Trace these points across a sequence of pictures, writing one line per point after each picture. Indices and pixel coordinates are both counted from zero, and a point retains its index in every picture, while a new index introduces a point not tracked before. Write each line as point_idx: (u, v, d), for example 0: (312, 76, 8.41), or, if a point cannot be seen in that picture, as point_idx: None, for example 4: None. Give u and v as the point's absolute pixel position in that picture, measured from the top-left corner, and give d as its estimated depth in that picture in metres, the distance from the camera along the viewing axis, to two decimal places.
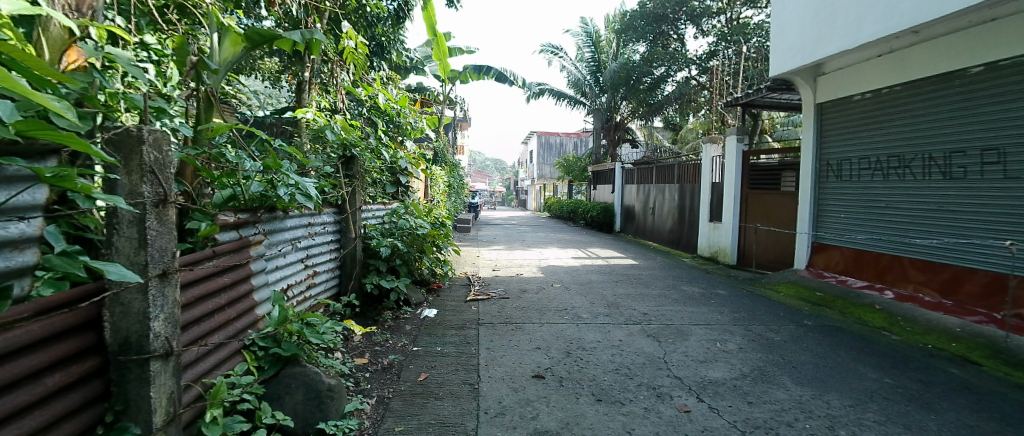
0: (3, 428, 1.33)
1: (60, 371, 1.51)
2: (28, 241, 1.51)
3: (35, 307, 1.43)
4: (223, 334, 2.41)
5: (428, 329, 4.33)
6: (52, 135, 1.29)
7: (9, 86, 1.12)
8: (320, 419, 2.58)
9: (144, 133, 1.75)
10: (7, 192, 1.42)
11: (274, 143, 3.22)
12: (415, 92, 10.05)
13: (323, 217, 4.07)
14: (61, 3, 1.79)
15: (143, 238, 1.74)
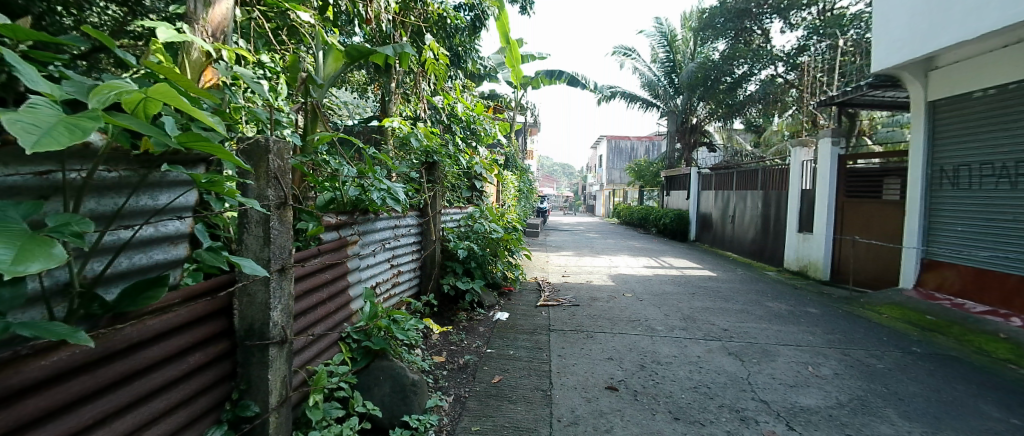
0: (157, 398, 1.54)
1: (201, 351, 1.74)
2: (181, 237, 1.76)
3: (183, 295, 1.65)
4: (325, 326, 2.62)
5: (501, 332, 4.38)
6: (205, 146, 1.47)
7: (176, 104, 1.30)
8: (404, 413, 2.71)
9: (270, 143, 1.97)
10: (169, 195, 1.68)
11: (369, 152, 3.42)
12: (488, 99, 10.22)
13: (407, 220, 4.27)
14: (201, 31, 2.08)
15: (267, 236, 1.96)
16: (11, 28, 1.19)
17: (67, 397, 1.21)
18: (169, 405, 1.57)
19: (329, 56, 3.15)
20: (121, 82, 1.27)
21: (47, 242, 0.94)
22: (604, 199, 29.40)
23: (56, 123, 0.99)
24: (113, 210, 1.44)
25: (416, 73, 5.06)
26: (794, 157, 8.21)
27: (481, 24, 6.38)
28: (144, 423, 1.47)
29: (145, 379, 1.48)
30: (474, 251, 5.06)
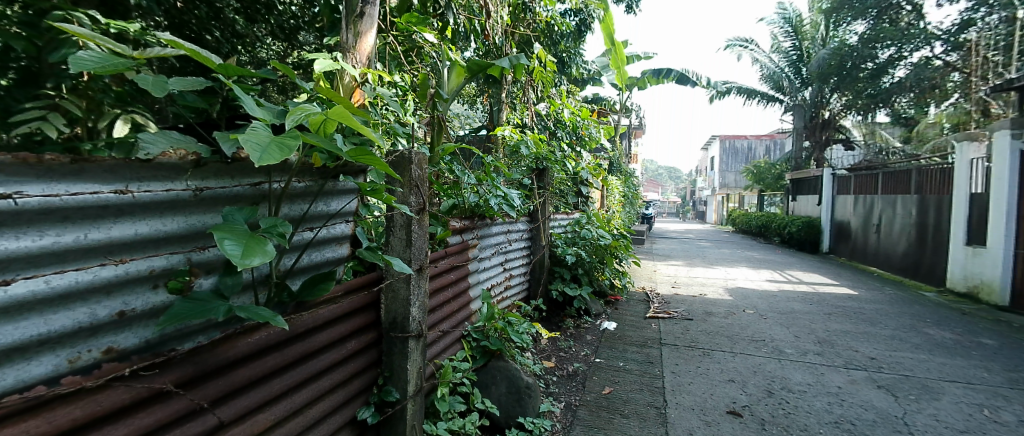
0: (325, 377, 1.77)
1: (354, 339, 1.97)
2: (344, 238, 2.02)
3: (343, 289, 1.89)
4: (449, 324, 2.79)
5: (609, 342, 4.25)
6: (370, 159, 1.65)
7: (348, 122, 1.50)
8: (519, 414, 2.77)
9: (413, 155, 2.18)
10: (338, 202, 1.94)
11: (487, 159, 3.63)
12: (592, 103, 10.01)
13: (519, 225, 4.32)
14: (351, 58, 2.35)
15: (409, 238, 2.16)
16: (225, 67, 1.49)
17: (269, 368, 1.44)
18: (333, 384, 1.79)
19: (453, 71, 3.35)
20: (307, 105, 1.49)
21: (260, 241, 1.14)
22: (717, 203, 27.05)
23: (270, 142, 1.20)
24: (298, 214, 1.70)
25: (526, 82, 5.08)
26: (958, 153, 6.70)
27: (586, 28, 6.44)
28: (315, 397, 1.70)
29: (317, 359, 1.71)
30: (581, 258, 5.01)
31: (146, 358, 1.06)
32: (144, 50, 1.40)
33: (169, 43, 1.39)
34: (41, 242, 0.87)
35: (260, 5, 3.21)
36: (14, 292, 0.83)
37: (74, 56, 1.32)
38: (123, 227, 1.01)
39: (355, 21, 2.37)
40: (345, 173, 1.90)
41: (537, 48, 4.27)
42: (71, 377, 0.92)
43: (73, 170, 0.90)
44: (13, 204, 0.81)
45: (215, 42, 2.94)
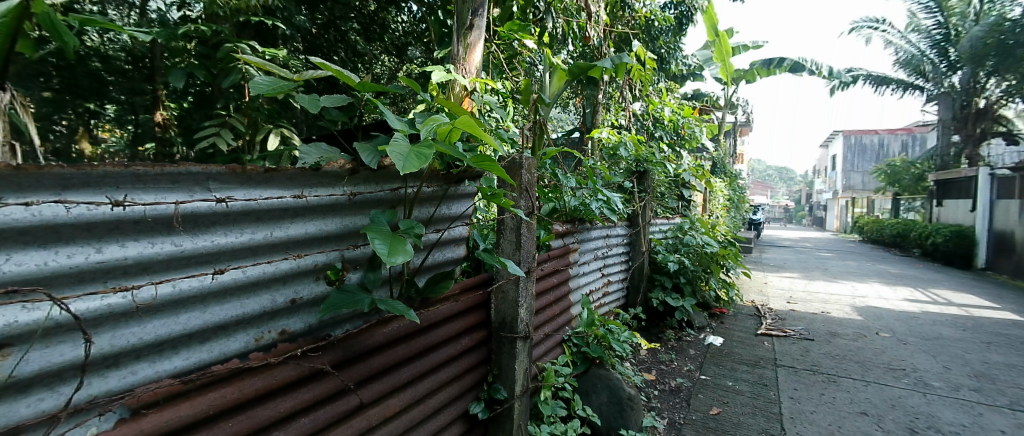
0: (443, 370, 1.87)
1: (467, 336, 2.07)
2: (461, 240, 2.12)
3: (460, 287, 1.99)
4: (551, 327, 2.80)
5: (715, 358, 3.93)
6: (489, 166, 1.72)
7: (473, 130, 1.57)
8: (621, 425, 2.66)
9: (524, 160, 2.23)
10: (458, 205, 2.06)
11: (587, 163, 3.62)
12: (692, 100, 9.36)
13: (618, 230, 4.15)
14: (459, 69, 2.43)
15: (519, 241, 2.21)
16: (364, 84, 1.64)
17: (400, 357, 1.57)
18: (449, 377, 1.89)
19: (554, 76, 3.33)
20: (437, 116, 1.60)
21: (400, 240, 1.26)
22: (839, 208, 23.84)
23: (409, 151, 1.31)
24: (426, 216, 1.84)
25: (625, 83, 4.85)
26: None
27: (686, 21, 6.09)
28: (435, 388, 1.80)
29: (436, 352, 1.82)
30: (684, 266, 4.68)
31: (309, 341, 1.21)
32: (303, 72, 1.61)
33: (320, 67, 1.58)
34: (242, 238, 1.03)
35: (376, 25, 3.57)
36: (223, 279, 1.00)
37: (252, 81, 1.57)
38: (297, 226, 1.17)
39: (465, 33, 2.46)
40: (466, 177, 2.02)
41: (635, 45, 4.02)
42: (258, 352, 1.07)
43: (265, 178, 1.05)
44: (224, 205, 0.97)
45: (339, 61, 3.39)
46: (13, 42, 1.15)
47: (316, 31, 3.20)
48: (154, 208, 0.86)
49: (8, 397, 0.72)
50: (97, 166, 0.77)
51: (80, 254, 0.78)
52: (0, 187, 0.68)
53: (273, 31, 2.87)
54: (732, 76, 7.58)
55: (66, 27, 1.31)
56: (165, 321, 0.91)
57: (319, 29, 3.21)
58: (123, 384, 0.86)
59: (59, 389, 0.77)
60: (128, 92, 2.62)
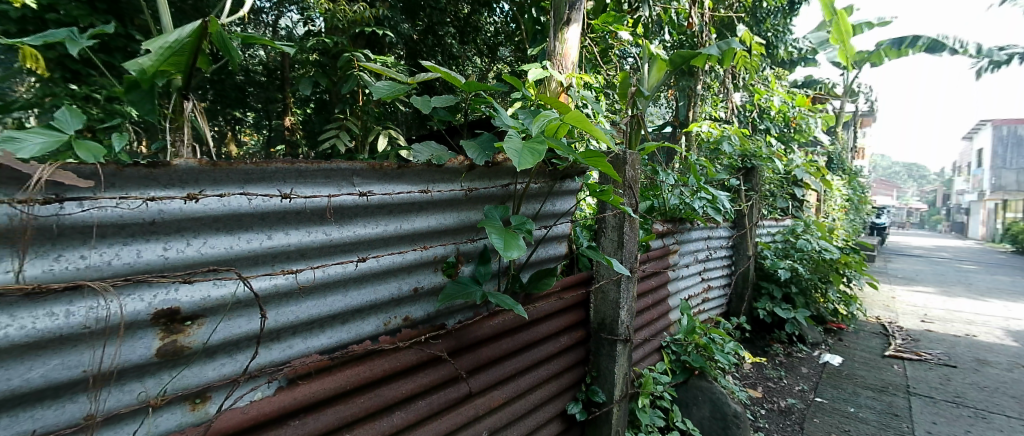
0: (542, 367, 1.86)
1: (566, 335, 2.04)
2: (563, 237, 2.09)
3: (561, 285, 1.96)
4: (649, 332, 2.64)
5: (833, 380, 3.45)
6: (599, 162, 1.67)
7: (584, 126, 1.53)
8: None
9: (627, 155, 2.11)
10: (562, 202, 2.03)
11: (688, 158, 3.37)
12: (801, 87, 8.33)
13: (719, 231, 3.74)
14: (553, 66, 2.37)
15: (621, 240, 2.12)
16: (470, 83, 1.67)
17: (504, 351, 1.58)
18: (548, 374, 1.88)
19: (653, 66, 2.98)
20: (547, 112, 1.58)
21: (514, 235, 1.28)
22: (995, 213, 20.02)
23: (522, 147, 1.33)
24: (532, 213, 1.85)
25: (727, 71, 4.45)
26: None
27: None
28: (535, 384, 1.80)
29: (537, 348, 1.82)
30: (798, 273, 4.14)
31: (428, 328, 1.27)
32: (416, 75, 1.68)
33: (430, 69, 1.63)
34: (377, 229, 1.11)
35: (471, 27, 3.69)
36: (362, 266, 1.08)
37: (373, 86, 1.69)
38: (421, 220, 1.24)
39: (562, 28, 2.37)
40: (571, 174, 1.99)
41: (741, 29, 3.64)
42: (387, 336, 1.15)
43: (397, 174, 1.12)
44: (365, 199, 1.05)
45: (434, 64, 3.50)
46: (193, 58, 1.35)
47: (416, 37, 3.39)
48: (310, 200, 0.95)
49: (201, 360, 0.83)
50: (270, 163, 0.86)
51: (256, 240, 0.88)
52: (200, 180, 0.79)
53: (381, 40, 3.19)
54: (854, 58, 6.64)
55: (232, 44, 1.50)
56: (315, 302, 1.00)
57: (420, 36, 3.41)
58: (282, 356, 0.96)
59: (237, 357, 0.89)
60: (264, 102, 3.03)
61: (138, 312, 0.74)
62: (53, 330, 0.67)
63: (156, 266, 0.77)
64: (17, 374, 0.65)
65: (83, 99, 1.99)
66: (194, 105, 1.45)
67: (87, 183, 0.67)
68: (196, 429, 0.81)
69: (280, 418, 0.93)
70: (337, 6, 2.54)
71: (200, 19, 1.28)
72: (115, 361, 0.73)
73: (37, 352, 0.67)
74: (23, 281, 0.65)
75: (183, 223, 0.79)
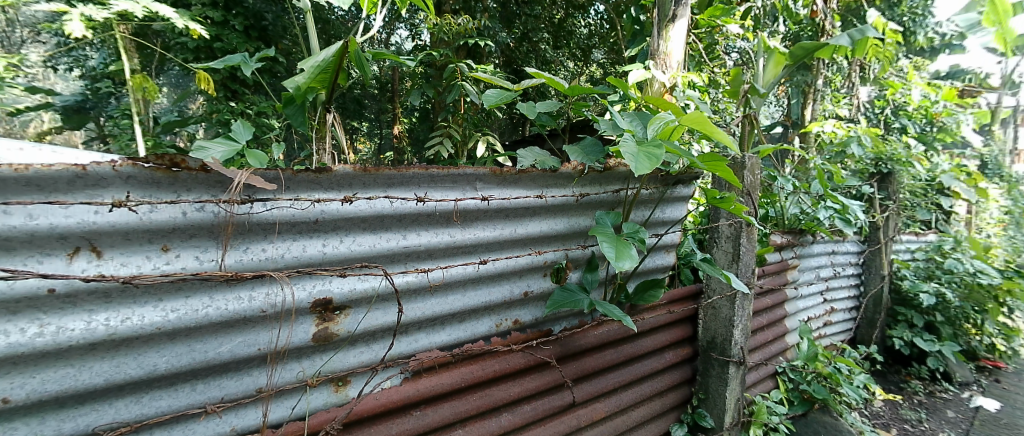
0: (647, 383, 1.75)
1: (672, 351, 1.89)
2: (672, 247, 1.94)
3: (668, 297, 1.84)
4: (762, 355, 2.34)
5: (990, 429, 2.65)
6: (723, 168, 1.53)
7: (707, 131, 1.42)
8: None
9: (745, 160, 1.93)
10: (672, 209, 1.91)
11: (810, 164, 2.98)
12: (946, 78, 6.84)
13: (846, 246, 3.12)
14: (657, 63, 2.15)
15: (736, 252, 1.92)
16: (573, 88, 1.62)
17: (606, 363, 1.51)
18: (653, 392, 1.75)
19: (769, 60, 2.45)
20: (663, 114, 1.49)
21: (626, 243, 1.24)
22: None
23: (639, 151, 1.28)
24: (642, 220, 1.78)
25: (854, 62, 3.90)
26: None
27: None
28: (638, 401, 1.69)
29: (641, 363, 1.71)
30: (945, 299, 3.28)
31: (536, 333, 1.28)
32: (522, 82, 1.69)
33: (534, 75, 1.61)
34: (494, 232, 1.14)
35: (564, 32, 3.86)
36: (481, 269, 1.12)
37: (484, 94, 1.73)
38: (535, 224, 1.25)
39: (667, 25, 2.16)
40: (684, 179, 1.87)
41: (871, 14, 3.02)
42: (498, 338, 1.18)
43: (515, 178, 1.15)
44: (486, 202, 1.09)
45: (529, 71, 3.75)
46: (335, 75, 1.51)
47: (513, 45, 3.56)
48: (440, 204, 1.00)
49: (345, 347, 0.92)
50: (408, 168, 0.93)
51: (392, 239, 0.95)
52: (354, 184, 0.88)
53: (479, 50, 3.34)
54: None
55: (366, 61, 1.62)
56: (439, 300, 1.06)
57: (516, 43, 3.57)
58: (409, 349, 1.03)
59: (373, 346, 0.96)
60: (377, 112, 3.62)
61: (301, 300, 0.84)
62: (239, 311, 0.78)
63: (315, 259, 0.86)
64: (211, 348, 0.77)
65: (238, 112, 2.71)
66: (333, 116, 1.62)
67: (270, 186, 0.76)
68: (340, 410, 0.89)
69: (404, 407, 0.99)
70: (444, 21, 2.69)
71: (342, 39, 1.43)
72: (280, 342, 0.83)
73: (227, 330, 0.78)
74: (222, 268, 0.76)
75: (337, 223, 0.87)
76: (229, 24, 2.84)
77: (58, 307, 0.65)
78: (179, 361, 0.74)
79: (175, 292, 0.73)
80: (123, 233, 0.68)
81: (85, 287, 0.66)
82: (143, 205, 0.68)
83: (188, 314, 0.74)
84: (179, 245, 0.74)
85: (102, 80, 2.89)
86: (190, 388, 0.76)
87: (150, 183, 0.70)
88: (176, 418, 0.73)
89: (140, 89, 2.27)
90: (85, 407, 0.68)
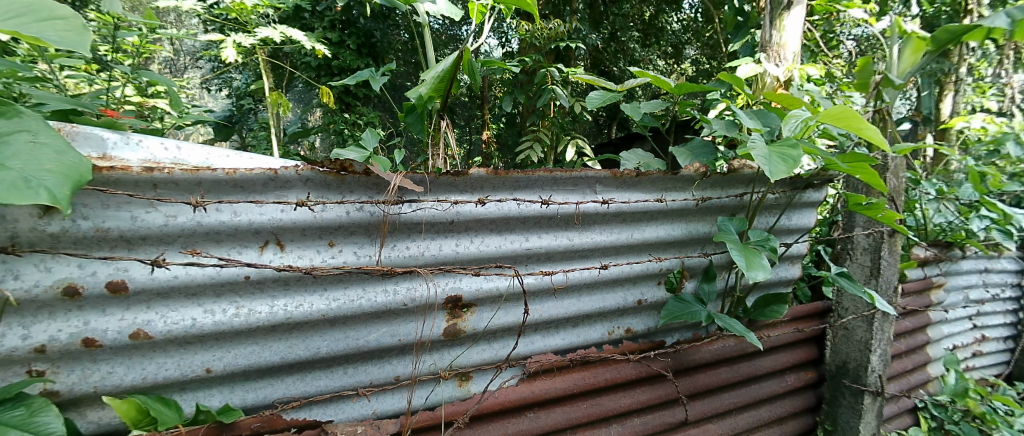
0: (767, 406, 1.53)
1: (795, 374, 1.62)
2: (799, 258, 1.70)
3: (791, 314, 1.59)
4: (900, 386, 1.98)
5: None
6: (868, 172, 1.33)
7: (848, 128, 1.26)
8: None
9: (889, 161, 1.66)
10: (800, 216, 1.69)
11: (959, 165, 2.51)
12: None
13: (1004, 263, 2.60)
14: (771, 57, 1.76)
15: (876, 267, 1.61)
16: (680, 86, 1.51)
17: (719, 382, 1.37)
18: (773, 418, 1.53)
19: (904, 45, 1.65)
20: (797, 112, 1.34)
21: (756, 252, 1.14)
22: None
23: (771, 152, 1.17)
24: (766, 227, 1.60)
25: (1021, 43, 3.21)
26: None
27: None
28: (754, 427, 1.48)
29: (760, 384, 1.50)
30: None
31: (650, 344, 1.22)
32: (627, 82, 1.60)
33: (638, 75, 1.52)
34: (611, 237, 1.12)
35: (654, 30, 3.76)
36: (600, 273, 1.10)
37: (586, 97, 1.67)
38: (652, 229, 1.20)
39: (781, 12, 1.76)
40: (815, 182, 1.64)
41: None
42: (612, 345, 1.14)
43: (635, 181, 1.11)
44: (606, 206, 1.06)
45: (618, 71, 3.63)
46: (452, 84, 1.57)
47: (602, 46, 3.55)
48: (563, 207, 1.00)
49: (471, 344, 0.96)
50: (535, 171, 0.94)
51: (516, 241, 0.97)
52: (486, 187, 0.91)
53: (569, 52, 3.32)
54: None
55: (480, 69, 1.61)
56: (555, 304, 1.06)
57: (603, 44, 3.55)
58: (526, 350, 1.04)
59: (495, 346, 0.99)
60: (467, 118, 3.74)
61: (437, 296, 0.89)
62: (382, 304, 0.84)
63: (449, 258, 0.91)
64: (362, 335, 0.84)
65: (351, 124, 3.03)
66: (448, 123, 1.65)
67: (419, 189, 0.81)
68: (466, 404, 0.93)
69: (520, 408, 1.00)
70: (535, 26, 2.67)
71: (458, 50, 1.49)
72: (418, 335, 0.88)
73: (374, 320, 0.85)
74: (377, 263, 0.84)
75: (469, 224, 0.91)
76: (344, 43, 3.14)
77: (250, 292, 0.75)
78: (336, 345, 0.82)
79: (336, 283, 0.81)
80: (302, 229, 0.77)
81: (272, 275, 0.75)
82: (319, 204, 0.76)
83: (346, 304, 0.81)
84: (342, 242, 0.82)
85: (244, 98, 3.33)
86: (343, 371, 0.84)
87: (323, 186, 0.78)
88: (333, 397, 0.82)
89: (274, 106, 2.56)
90: (263, 381, 0.79)
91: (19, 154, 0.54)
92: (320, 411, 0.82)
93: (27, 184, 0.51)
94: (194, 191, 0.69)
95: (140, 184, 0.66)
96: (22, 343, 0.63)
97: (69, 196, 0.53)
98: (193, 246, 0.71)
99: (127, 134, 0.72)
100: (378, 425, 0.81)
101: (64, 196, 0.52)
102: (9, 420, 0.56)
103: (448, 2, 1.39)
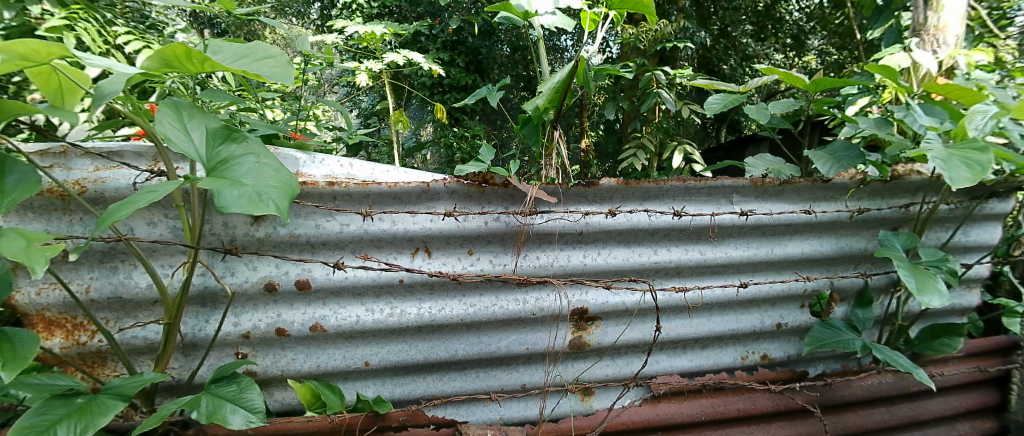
0: None
1: (969, 423, 1.31)
2: (977, 281, 1.40)
3: (966, 349, 1.29)
4: None
5: None
6: None
7: None
8: None
9: None
10: (980, 232, 1.39)
11: None
12: None
13: None
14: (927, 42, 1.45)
15: None
16: (818, 83, 1.34)
17: (873, 424, 1.17)
18: None
19: None
20: (981, 106, 1.11)
21: (933, 274, 0.97)
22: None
23: (951, 153, 0.99)
24: (935, 244, 1.35)
25: None
26: None
27: None
28: None
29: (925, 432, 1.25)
30: None
31: (791, 373, 1.09)
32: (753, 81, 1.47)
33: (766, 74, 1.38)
34: (748, 253, 1.03)
35: (772, 21, 3.45)
36: (737, 292, 1.02)
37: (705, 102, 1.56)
38: (796, 244, 1.07)
39: None
40: (1000, 190, 1.35)
41: None
42: (745, 372, 1.05)
43: (778, 191, 1.01)
44: (744, 218, 0.99)
45: (728, 69, 3.39)
46: (567, 94, 1.57)
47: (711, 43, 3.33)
48: (696, 218, 0.95)
49: (596, 358, 0.94)
50: (666, 180, 0.91)
51: (644, 254, 0.94)
52: (616, 198, 0.90)
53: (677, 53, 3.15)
54: None
55: (593, 78, 1.59)
56: (683, 322, 1.01)
57: (713, 41, 3.34)
58: (650, 370, 1.00)
59: (619, 363, 0.96)
60: (569, 126, 3.74)
61: (565, 307, 0.89)
62: (513, 312, 0.87)
63: (578, 269, 0.90)
64: (494, 341, 0.87)
65: (461, 137, 3.19)
66: (561, 133, 1.62)
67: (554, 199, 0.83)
68: (592, 419, 0.91)
69: (643, 430, 0.96)
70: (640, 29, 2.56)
71: (575, 60, 1.48)
72: (547, 344, 0.90)
73: (505, 327, 0.88)
74: (512, 272, 0.86)
75: (597, 235, 0.90)
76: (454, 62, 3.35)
77: (402, 294, 0.82)
78: (471, 349, 0.86)
79: (474, 290, 0.85)
80: (447, 238, 0.83)
81: (421, 279, 0.81)
82: (465, 214, 0.81)
83: (481, 310, 0.85)
84: (480, 250, 0.86)
85: (371, 117, 3.69)
86: (476, 375, 0.88)
87: (467, 197, 0.83)
88: (467, 399, 0.85)
89: (395, 122, 2.78)
90: (406, 378, 0.85)
91: (250, 173, 0.64)
92: (455, 411, 0.87)
93: (261, 198, 0.60)
94: (363, 202, 0.78)
95: (324, 196, 0.76)
96: (234, 329, 0.76)
97: (288, 206, 0.61)
98: (363, 252, 0.80)
99: (313, 153, 0.84)
100: (506, 431, 0.84)
101: (285, 207, 0.61)
102: (225, 394, 0.67)
103: (564, 13, 1.39)
